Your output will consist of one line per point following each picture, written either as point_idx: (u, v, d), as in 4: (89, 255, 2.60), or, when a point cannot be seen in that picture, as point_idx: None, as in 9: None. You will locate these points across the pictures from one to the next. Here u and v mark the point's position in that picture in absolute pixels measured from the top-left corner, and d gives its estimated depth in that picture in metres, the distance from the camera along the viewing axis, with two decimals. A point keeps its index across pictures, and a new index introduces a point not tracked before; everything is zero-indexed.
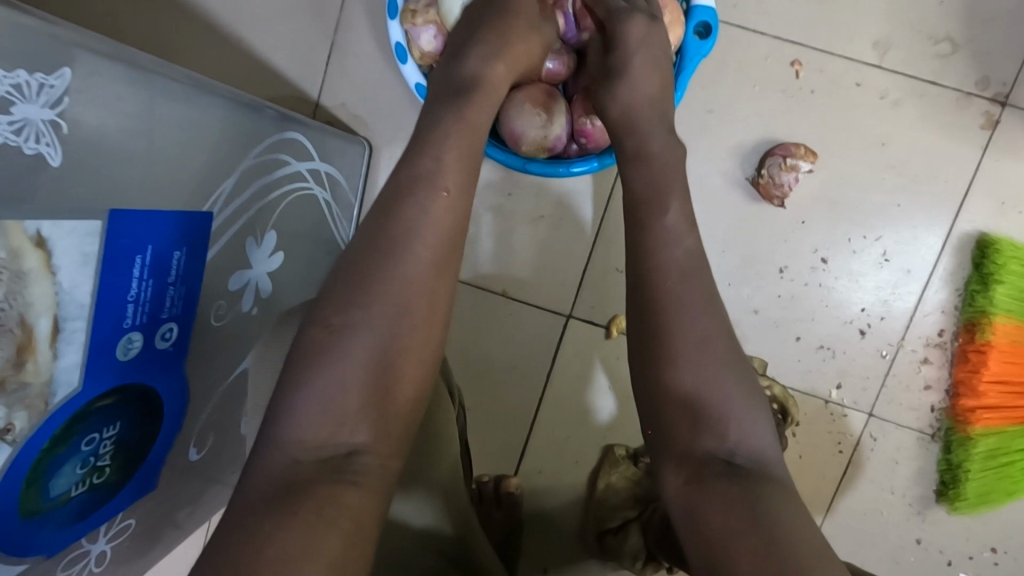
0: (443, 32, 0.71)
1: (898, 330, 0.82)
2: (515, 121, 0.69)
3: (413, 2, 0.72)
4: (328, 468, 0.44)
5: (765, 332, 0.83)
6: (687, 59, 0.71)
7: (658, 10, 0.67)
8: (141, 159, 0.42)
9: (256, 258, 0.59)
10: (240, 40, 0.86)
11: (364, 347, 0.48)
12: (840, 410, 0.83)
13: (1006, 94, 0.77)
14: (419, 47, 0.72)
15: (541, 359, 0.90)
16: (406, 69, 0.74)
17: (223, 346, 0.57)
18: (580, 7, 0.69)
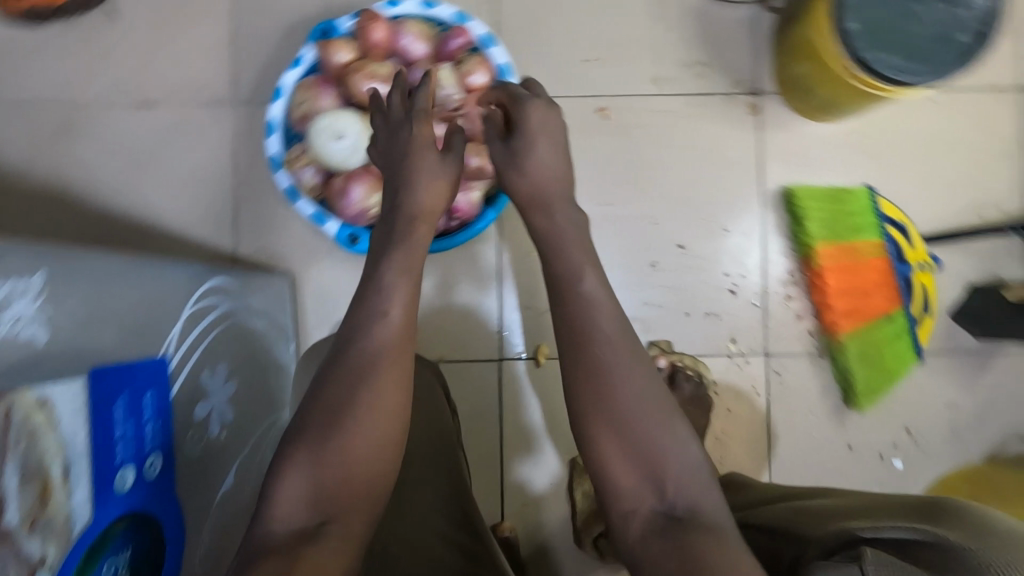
0: (322, 168, 0.88)
1: (759, 281, 0.99)
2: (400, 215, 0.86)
3: (292, 153, 0.89)
4: (300, 536, 0.50)
5: (661, 316, 0.99)
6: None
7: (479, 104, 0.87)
8: (107, 325, 0.53)
9: (213, 390, 0.69)
10: (153, 225, 1.00)
11: (346, 428, 0.54)
12: (744, 358, 0.98)
13: (755, 86, 1.00)
14: (305, 184, 0.88)
15: (488, 401, 1.01)
16: (300, 203, 0.88)
17: (205, 469, 0.66)
18: None
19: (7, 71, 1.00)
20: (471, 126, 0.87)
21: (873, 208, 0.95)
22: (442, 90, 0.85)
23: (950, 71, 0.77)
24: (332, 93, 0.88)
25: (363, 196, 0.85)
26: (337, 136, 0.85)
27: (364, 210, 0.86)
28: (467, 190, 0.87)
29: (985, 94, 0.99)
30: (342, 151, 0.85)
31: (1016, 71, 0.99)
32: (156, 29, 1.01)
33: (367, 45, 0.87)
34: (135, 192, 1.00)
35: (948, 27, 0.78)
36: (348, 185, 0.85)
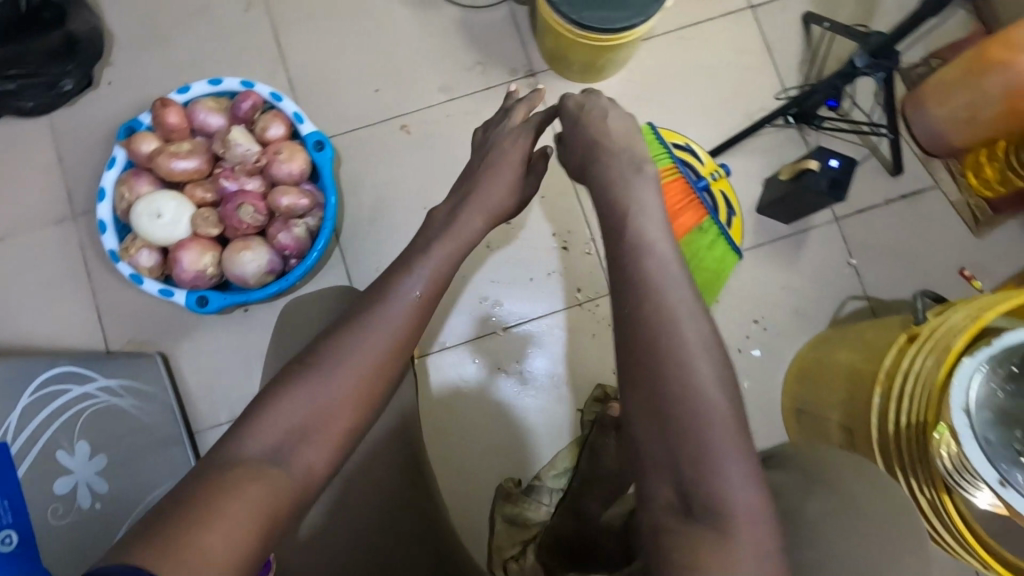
0: (156, 248, 0.96)
1: (585, 231, 1.09)
2: (235, 268, 0.94)
3: (127, 242, 0.96)
4: (258, 468, 0.48)
5: (510, 288, 1.08)
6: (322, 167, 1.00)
7: (278, 152, 0.96)
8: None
9: (75, 464, 0.77)
10: (23, 347, 1.04)
11: (339, 382, 0.53)
12: (593, 302, 1.07)
13: (531, 69, 1.12)
14: (145, 266, 0.96)
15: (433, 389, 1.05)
16: (147, 285, 0.96)
17: (79, 539, 0.72)
18: (230, 178, 0.96)
19: None
20: (276, 172, 0.96)
21: (657, 139, 1.05)
22: (239, 148, 0.94)
23: (649, 9, 0.90)
24: (147, 180, 0.97)
25: (193, 261, 0.93)
26: (157, 215, 0.92)
27: (199, 272, 0.94)
28: (289, 228, 0.96)
29: (727, 19, 1.13)
30: (165, 227, 0.93)
31: None
32: None
33: (167, 130, 0.97)
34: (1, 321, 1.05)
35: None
36: (178, 255, 0.93)
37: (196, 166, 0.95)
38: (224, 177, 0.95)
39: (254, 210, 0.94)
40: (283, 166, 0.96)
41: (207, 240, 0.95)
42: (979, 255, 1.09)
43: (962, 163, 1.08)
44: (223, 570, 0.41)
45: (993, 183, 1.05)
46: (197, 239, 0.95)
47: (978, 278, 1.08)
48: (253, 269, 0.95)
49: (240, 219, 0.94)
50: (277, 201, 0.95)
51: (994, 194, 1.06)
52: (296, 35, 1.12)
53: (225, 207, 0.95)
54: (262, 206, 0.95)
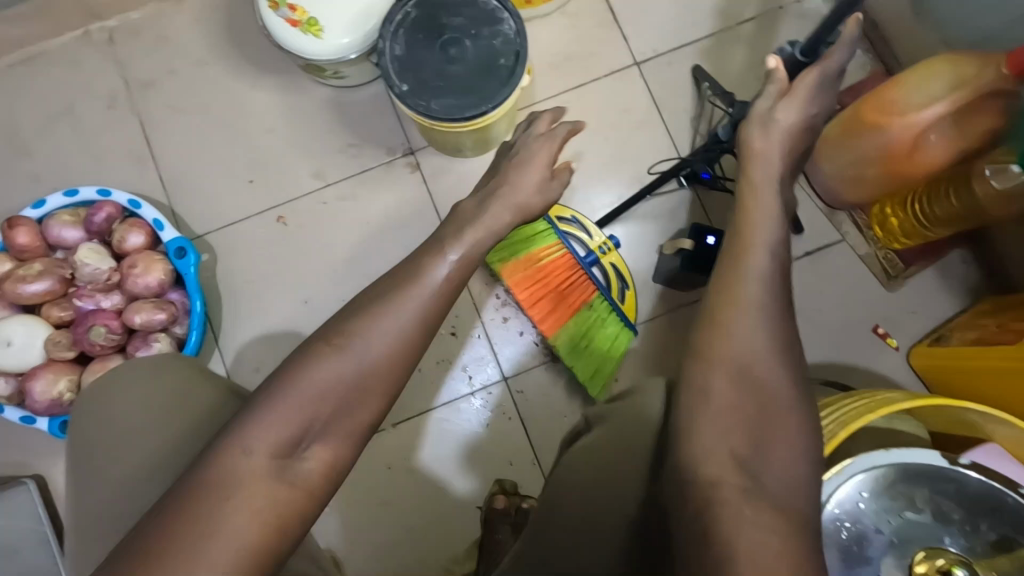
0: (11, 375, 0.91)
1: (475, 314, 1.04)
2: (91, 392, 0.90)
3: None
4: (279, 462, 0.48)
5: None
6: (184, 275, 0.95)
7: (133, 266, 0.92)
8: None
9: None
10: None
11: (340, 374, 0.49)
12: (485, 390, 1.02)
13: (409, 146, 1.07)
14: (1, 395, 0.91)
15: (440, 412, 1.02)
16: (6, 413, 0.91)
17: None
18: (86, 297, 0.92)
19: None
20: (133, 287, 0.92)
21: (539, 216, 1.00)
22: (89, 267, 0.90)
23: (500, 94, 0.87)
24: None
25: (47, 388, 0.89)
26: (7, 343, 0.89)
27: (54, 399, 0.90)
28: (149, 345, 0.91)
29: (610, 78, 1.08)
30: (17, 355, 0.89)
31: (627, 49, 1.09)
32: None
33: (17, 251, 0.93)
34: None
35: (487, 58, 0.88)
36: (30, 384, 0.89)
37: (47, 288, 0.90)
38: (79, 297, 0.91)
39: (110, 330, 0.90)
40: (139, 280, 0.92)
41: (64, 364, 0.91)
42: (895, 309, 1.02)
43: (868, 215, 0.99)
44: (240, 570, 0.44)
45: (900, 235, 0.96)
46: (51, 364, 0.90)
47: (894, 334, 1.01)
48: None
49: (94, 341, 0.90)
50: (132, 318, 0.91)
51: (903, 246, 0.97)
52: (165, 131, 1.09)
53: (79, 329, 0.90)
54: (118, 324, 0.91)
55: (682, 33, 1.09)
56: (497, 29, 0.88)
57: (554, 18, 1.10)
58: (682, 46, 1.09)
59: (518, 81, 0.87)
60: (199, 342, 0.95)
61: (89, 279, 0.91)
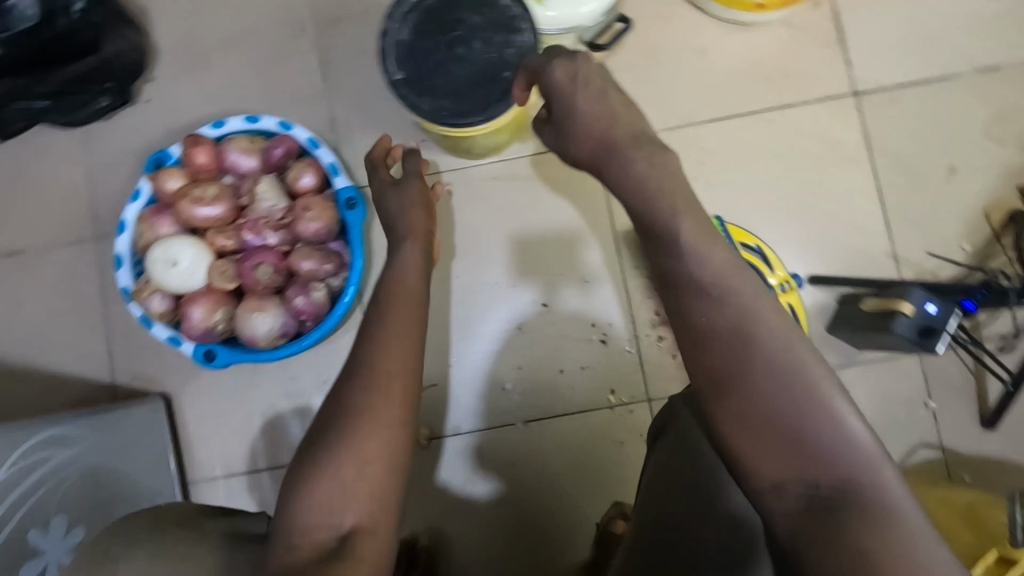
0: (169, 294, 0.90)
1: (628, 326, 0.98)
2: (244, 328, 0.88)
3: (141, 282, 0.91)
4: (325, 555, 0.47)
5: (536, 377, 0.98)
6: (351, 228, 0.91)
7: (306, 209, 0.89)
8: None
9: (48, 544, 0.83)
10: (37, 369, 1.01)
11: (371, 453, 0.51)
12: (626, 407, 0.97)
13: None
14: (155, 311, 0.90)
15: (562, 417, 0.98)
16: (155, 330, 0.90)
17: None
18: (253, 231, 0.89)
19: None
20: (301, 231, 0.89)
21: (724, 238, 0.94)
22: (266, 203, 0.88)
23: (495, 107, 0.80)
24: (168, 220, 0.90)
25: (204, 316, 0.88)
26: (172, 263, 0.86)
27: (209, 327, 0.88)
28: (307, 292, 0.89)
29: (822, 104, 1.00)
30: (180, 277, 0.87)
31: (849, 76, 1.00)
32: (9, 184, 1.04)
33: (194, 170, 0.90)
34: (16, 337, 1.02)
35: (491, 69, 0.81)
36: (189, 309, 0.88)
37: (219, 214, 0.88)
38: (247, 230, 0.89)
39: (276, 270, 0.88)
40: (308, 225, 0.89)
41: (221, 294, 0.89)
42: None
43: None
44: None
45: None
46: (210, 292, 0.89)
47: None
48: (264, 333, 0.88)
49: (259, 278, 0.88)
50: (299, 264, 0.88)
51: None
52: (344, 73, 1.04)
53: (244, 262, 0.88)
54: (284, 265, 0.89)
55: (911, 70, 1.00)
56: (511, 39, 0.81)
57: (776, 27, 1.01)
58: (906, 85, 0.99)
59: (517, 95, 0.80)
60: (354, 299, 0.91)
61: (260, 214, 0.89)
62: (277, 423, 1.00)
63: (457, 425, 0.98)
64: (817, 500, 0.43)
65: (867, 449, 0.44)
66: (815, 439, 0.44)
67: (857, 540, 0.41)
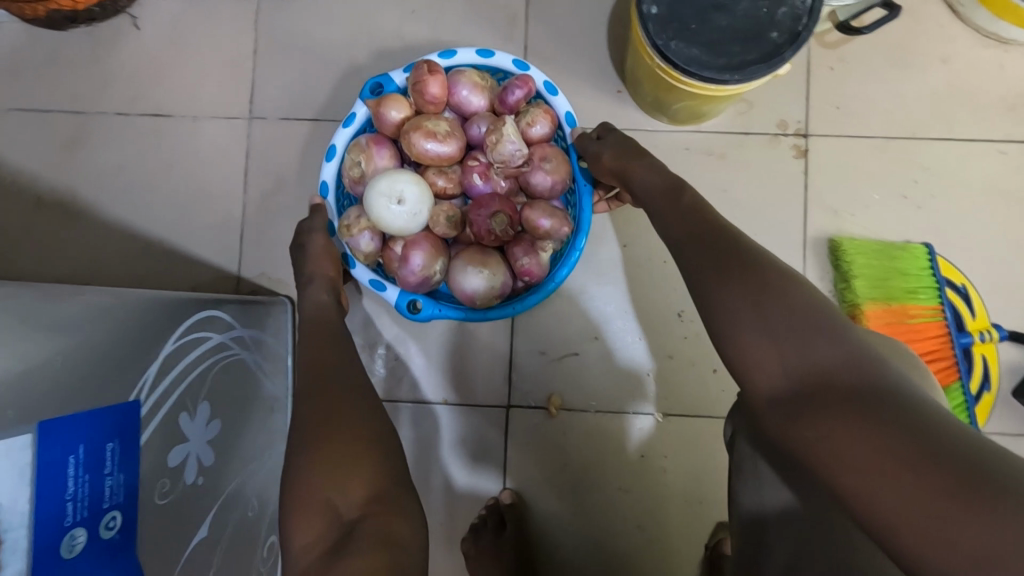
0: (378, 233, 0.81)
1: None
2: (464, 282, 0.80)
3: (346, 217, 0.80)
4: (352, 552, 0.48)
5: (684, 370, 0.92)
6: (580, 187, 0.82)
7: (544, 159, 0.80)
8: (83, 360, 0.50)
9: (192, 432, 0.63)
10: (162, 243, 0.95)
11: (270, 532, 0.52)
12: None
13: (804, 129, 0.92)
14: (361, 251, 0.81)
15: (701, 417, 0.92)
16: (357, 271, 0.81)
17: (193, 500, 0.64)
18: (483, 177, 0.82)
19: (25, 77, 0.97)
20: (535, 183, 0.80)
21: (930, 270, 0.86)
22: (509, 147, 0.77)
23: (754, 69, 0.71)
24: (387, 153, 0.81)
25: (424, 264, 0.78)
26: (397, 200, 0.75)
27: (425, 278, 0.80)
28: (535, 253, 0.81)
29: None
30: (403, 217, 0.76)
31: None
32: (169, 41, 0.97)
33: (423, 100, 0.80)
34: (147, 206, 0.96)
35: (756, 23, 0.72)
36: (409, 253, 0.78)
37: (451, 154, 0.80)
38: (478, 175, 0.81)
39: (510, 221, 0.80)
40: (544, 177, 0.80)
41: (439, 242, 0.81)
42: None
43: None
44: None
45: None
46: (429, 237, 0.80)
47: None
48: (485, 288, 0.80)
49: (492, 228, 0.79)
50: (537, 219, 0.80)
51: None
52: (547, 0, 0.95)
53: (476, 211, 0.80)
54: (516, 218, 0.81)
55: None
56: None
57: None
58: None
59: (781, 64, 0.71)
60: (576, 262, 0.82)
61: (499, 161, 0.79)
62: (401, 355, 0.94)
63: (584, 401, 0.93)
64: (810, 391, 0.42)
65: (853, 338, 0.43)
66: (844, 357, 0.42)
67: (839, 428, 0.39)
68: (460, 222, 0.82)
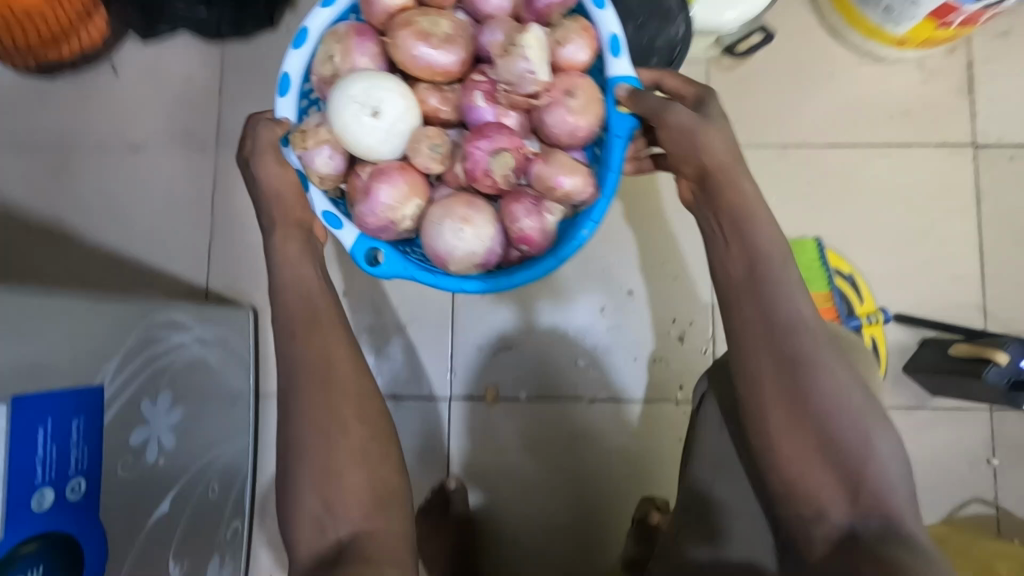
0: (339, 151, 0.73)
1: (707, 328, 1.00)
2: (438, 230, 0.72)
3: (303, 126, 0.73)
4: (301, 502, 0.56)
5: (610, 360, 1.01)
6: (614, 136, 0.71)
7: (570, 93, 0.72)
8: (67, 349, 0.62)
9: (152, 417, 0.73)
10: (140, 261, 1.06)
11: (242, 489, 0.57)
12: (691, 406, 1.00)
13: None
14: (316, 170, 0.73)
15: (625, 402, 1.01)
16: (312, 194, 0.73)
17: (156, 478, 0.74)
18: (487, 100, 0.74)
19: (18, 117, 1.09)
20: (551, 122, 0.73)
21: (819, 262, 0.96)
22: (522, 64, 0.69)
23: None
24: (369, 51, 0.74)
25: (391, 204, 0.72)
26: (371, 111, 0.70)
27: (389, 221, 0.73)
28: (537, 214, 0.73)
29: (941, 150, 1.01)
30: (375, 133, 0.71)
31: (971, 126, 1.01)
32: (146, 83, 1.09)
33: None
34: (125, 228, 1.07)
35: (639, 51, 0.83)
36: (374, 186, 0.72)
37: (451, 65, 0.73)
38: (481, 97, 0.74)
39: (511, 169, 0.72)
40: (568, 116, 0.72)
41: (419, 180, 0.74)
42: None
43: None
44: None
45: None
46: (406, 170, 0.73)
47: None
48: (469, 251, 0.72)
49: (489, 172, 0.72)
50: (546, 173, 0.72)
51: None
52: None
53: (470, 153, 0.72)
54: (521, 166, 0.74)
55: None
56: (665, 26, 0.82)
57: (907, 67, 1.02)
58: None
59: None
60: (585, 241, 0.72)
61: (510, 82, 0.71)
62: None
63: (519, 390, 1.01)
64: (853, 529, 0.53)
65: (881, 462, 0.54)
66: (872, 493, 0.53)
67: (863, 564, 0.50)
68: (450, 156, 0.75)
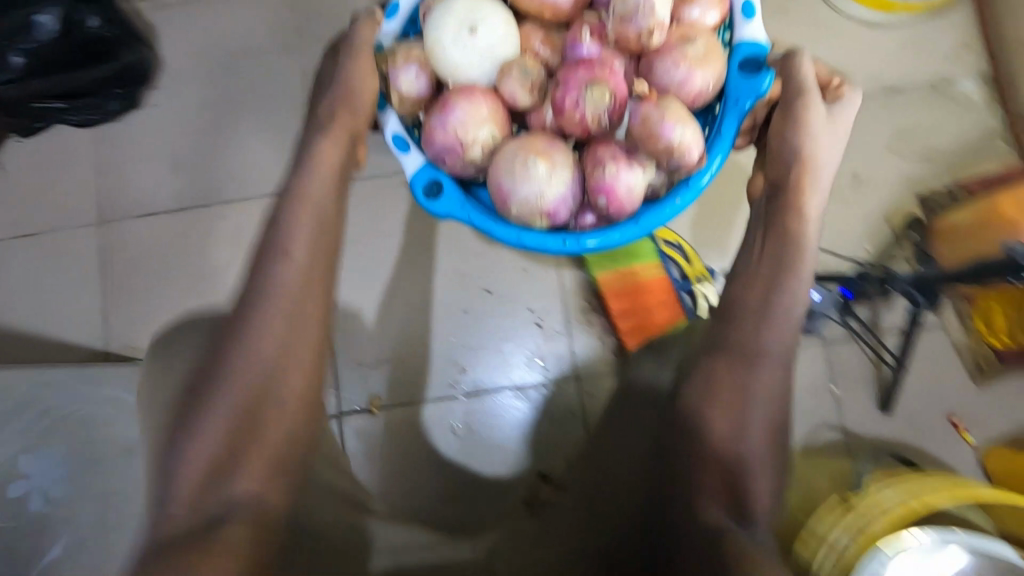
0: (424, 74, 0.79)
1: (562, 311, 1.09)
2: (495, 170, 0.75)
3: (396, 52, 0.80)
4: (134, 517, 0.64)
5: (479, 354, 1.09)
6: (732, 103, 0.76)
7: (686, 39, 0.75)
8: None
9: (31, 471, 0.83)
10: (43, 335, 1.15)
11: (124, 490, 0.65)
12: (558, 384, 1.08)
13: None
14: (399, 88, 0.79)
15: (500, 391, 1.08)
16: (383, 118, 0.80)
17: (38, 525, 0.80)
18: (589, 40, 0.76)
19: None
20: (658, 71, 0.76)
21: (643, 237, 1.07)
22: None
23: None
24: None
25: (461, 120, 0.75)
26: (469, 28, 0.75)
27: (458, 138, 0.75)
28: (627, 169, 0.74)
29: None
30: (465, 49, 0.76)
31: None
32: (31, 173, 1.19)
33: None
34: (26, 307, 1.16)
35: None
36: (448, 105, 0.75)
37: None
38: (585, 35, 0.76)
39: (603, 109, 0.73)
40: (677, 65, 0.74)
41: (501, 113, 0.77)
42: (978, 404, 1.01)
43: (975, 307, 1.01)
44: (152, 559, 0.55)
45: (1003, 332, 0.97)
46: (490, 95, 0.77)
47: (973, 430, 1.01)
48: (539, 193, 0.73)
49: (580, 105, 0.73)
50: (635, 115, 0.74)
51: (1004, 345, 0.98)
52: None
53: (561, 90, 0.74)
54: (617, 109, 0.75)
55: None
56: None
57: None
58: None
59: None
60: (663, 216, 0.75)
61: (623, 17, 0.74)
62: None
63: (400, 396, 1.08)
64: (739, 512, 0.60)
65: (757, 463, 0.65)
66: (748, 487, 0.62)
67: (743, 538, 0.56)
68: (539, 92, 0.78)
